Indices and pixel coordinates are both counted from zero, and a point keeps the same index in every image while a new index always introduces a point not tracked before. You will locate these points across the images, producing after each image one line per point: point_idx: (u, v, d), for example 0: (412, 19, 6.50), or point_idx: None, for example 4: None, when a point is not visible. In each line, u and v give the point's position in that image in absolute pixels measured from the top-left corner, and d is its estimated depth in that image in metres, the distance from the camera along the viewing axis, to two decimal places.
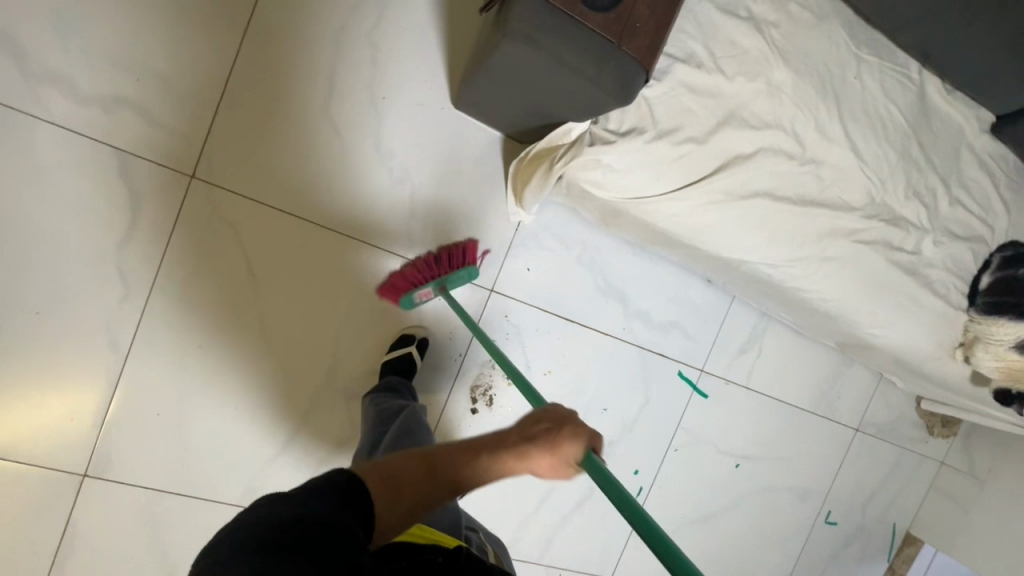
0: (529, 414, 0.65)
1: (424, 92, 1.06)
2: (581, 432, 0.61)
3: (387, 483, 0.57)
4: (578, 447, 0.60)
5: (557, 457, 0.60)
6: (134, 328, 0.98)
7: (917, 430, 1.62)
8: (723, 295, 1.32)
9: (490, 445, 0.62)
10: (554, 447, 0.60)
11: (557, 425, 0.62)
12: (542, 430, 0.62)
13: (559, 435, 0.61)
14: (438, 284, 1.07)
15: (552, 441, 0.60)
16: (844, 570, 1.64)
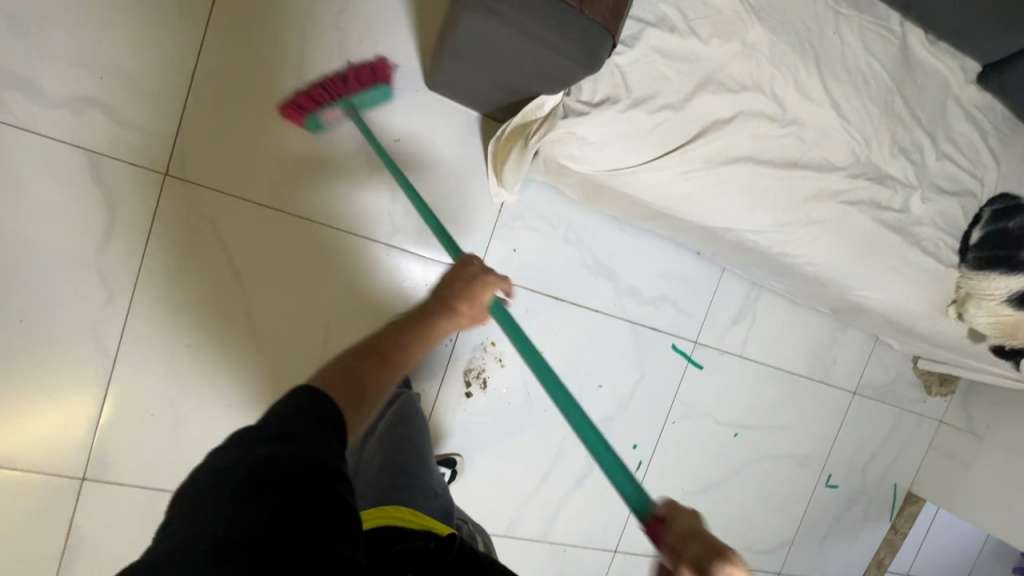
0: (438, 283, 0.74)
1: (396, 74, 1.04)
2: (488, 278, 0.75)
3: (348, 375, 0.58)
4: (487, 293, 0.74)
5: (474, 301, 0.73)
6: (119, 331, 0.97)
7: (915, 390, 1.62)
8: (714, 266, 1.32)
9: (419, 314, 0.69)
10: (470, 298, 0.73)
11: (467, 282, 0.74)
12: (458, 287, 0.73)
13: (472, 286, 0.73)
14: (348, 106, 0.99)
15: (468, 293, 0.73)
16: (848, 532, 1.66)
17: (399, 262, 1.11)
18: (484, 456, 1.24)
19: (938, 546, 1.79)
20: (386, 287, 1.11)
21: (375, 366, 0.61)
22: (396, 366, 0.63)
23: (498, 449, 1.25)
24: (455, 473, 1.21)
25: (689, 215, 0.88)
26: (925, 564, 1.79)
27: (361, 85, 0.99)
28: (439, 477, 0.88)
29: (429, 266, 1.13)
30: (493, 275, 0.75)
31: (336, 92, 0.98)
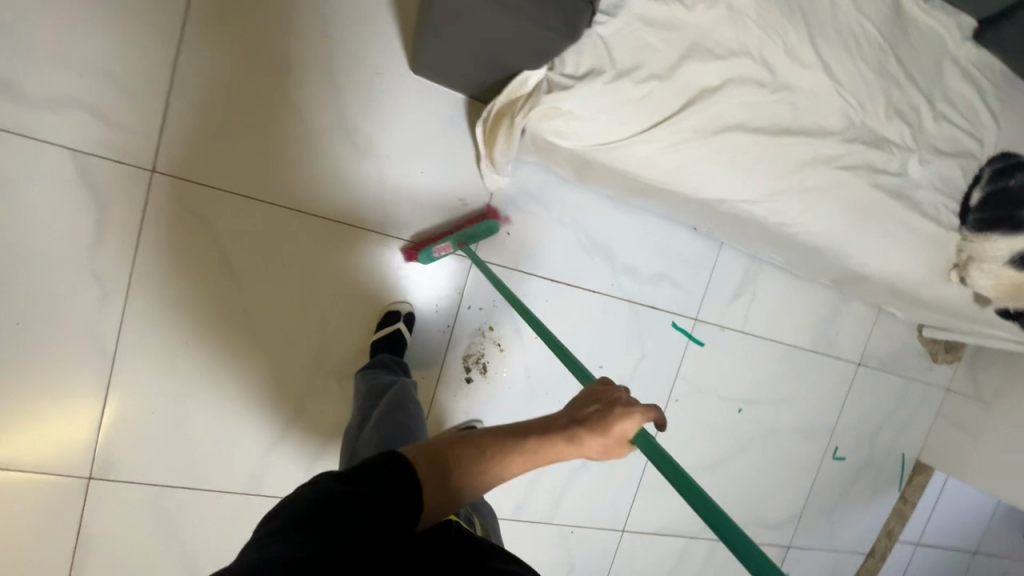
0: (578, 399, 0.71)
1: (380, 59, 1.02)
2: (633, 409, 0.67)
3: (438, 463, 0.61)
4: (630, 425, 0.66)
5: (611, 433, 0.66)
6: (116, 331, 0.97)
7: (921, 359, 1.61)
8: (711, 242, 1.30)
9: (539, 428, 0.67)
10: (606, 426, 0.66)
11: (607, 407, 0.68)
12: (595, 410, 0.68)
13: (612, 414, 0.67)
14: (457, 239, 1.07)
15: (606, 421, 0.67)
16: (856, 503, 1.66)
17: (394, 253, 1.10)
18: None
19: (948, 515, 1.79)
20: (381, 275, 1.10)
21: (469, 462, 0.63)
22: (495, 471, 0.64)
23: None
24: None
25: (680, 187, 0.87)
26: (935, 533, 1.79)
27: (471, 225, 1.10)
28: None
29: (426, 250, 1.12)
30: (640, 405, 0.68)
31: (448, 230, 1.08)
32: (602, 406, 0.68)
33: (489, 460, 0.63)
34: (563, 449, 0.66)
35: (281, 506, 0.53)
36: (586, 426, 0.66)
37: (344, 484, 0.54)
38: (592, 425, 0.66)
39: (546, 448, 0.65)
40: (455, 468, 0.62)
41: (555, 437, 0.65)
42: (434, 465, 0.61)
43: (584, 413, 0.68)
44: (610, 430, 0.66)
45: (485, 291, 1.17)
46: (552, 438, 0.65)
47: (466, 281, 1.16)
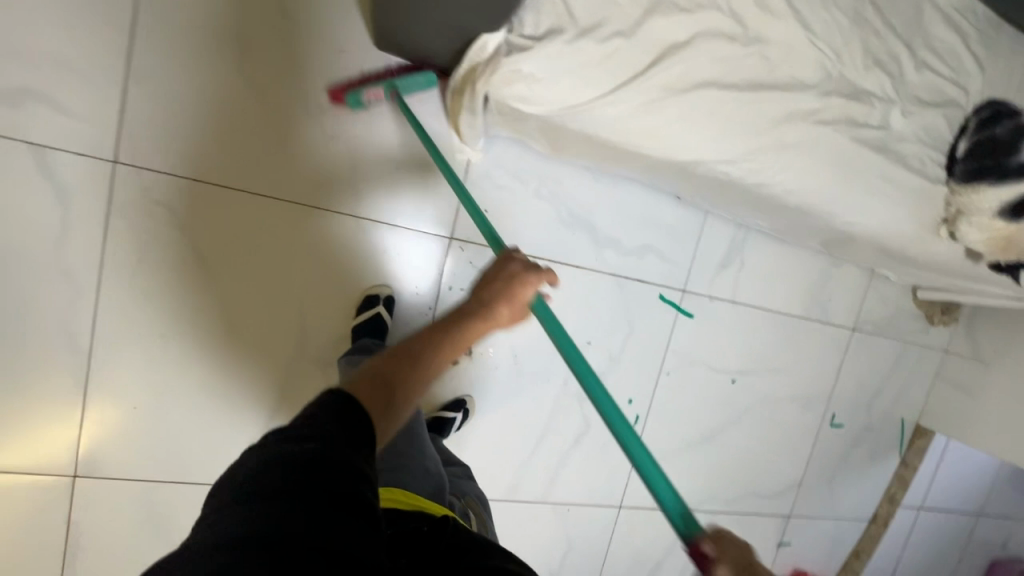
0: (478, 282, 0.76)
1: (342, 35, 0.99)
2: (530, 277, 0.75)
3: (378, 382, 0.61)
4: (527, 292, 0.75)
5: (512, 302, 0.74)
6: (90, 326, 0.96)
7: (917, 322, 1.58)
8: (696, 210, 1.27)
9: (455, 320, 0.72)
10: (509, 297, 0.74)
11: (507, 282, 0.75)
12: (498, 286, 0.74)
13: (514, 286, 0.75)
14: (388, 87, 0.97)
15: (508, 293, 0.74)
16: (857, 470, 1.65)
17: (370, 234, 1.08)
18: (478, 420, 1.22)
19: (950, 478, 1.77)
20: (358, 259, 1.08)
21: (408, 368, 0.64)
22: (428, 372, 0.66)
23: (491, 412, 1.23)
24: (466, 415, 1.18)
25: (653, 150, 0.85)
26: (938, 496, 1.78)
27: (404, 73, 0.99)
28: (437, 460, 0.92)
29: (405, 236, 1.10)
30: (533, 271, 0.76)
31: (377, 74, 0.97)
32: (504, 280, 0.75)
33: (424, 358, 0.66)
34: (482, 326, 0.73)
35: (236, 475, 0.51)
36: (491, 304, 0.73)
37: (297, 444, 0.51)
38: (499, 299, 0.74)
39: (467, 331, 0.71)
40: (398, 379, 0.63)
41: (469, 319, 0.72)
42: (378, 386, 0.61)
43: (491, 289, 0.75)
44: (514, 299, 0.74)
45: (464, 271, 1.15)
46: (469, 321, 0.72)
47: (445, 262, 1.14)
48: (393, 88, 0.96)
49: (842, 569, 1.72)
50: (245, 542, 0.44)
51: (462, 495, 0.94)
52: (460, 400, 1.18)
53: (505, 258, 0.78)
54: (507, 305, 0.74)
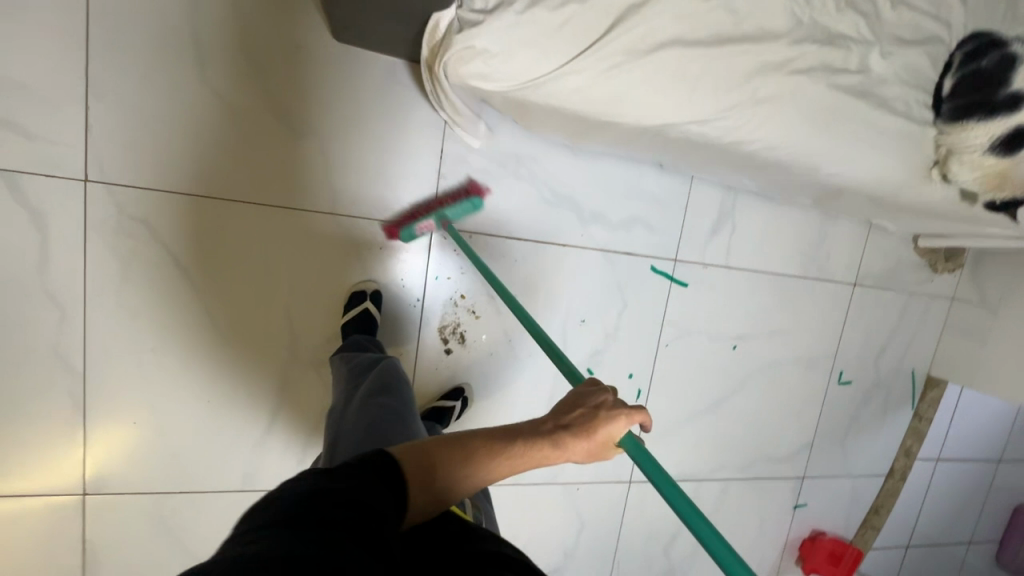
0: (565, 402, 0.71)
1: (300, 28, 0.96)
2: (619, 414, 0.66)
3: (426, 466, 0.63)
4: (614, 428, 0.65)
5: (595, 438, 0.65)
6: (82, 347, 0.97)
7: (920, 271, 1.55)
8: (681, 177, 1.25)
9: (529, 433, 0.67)
10: (592, 430, 0.65)
11: (592, 411, 0.67)
12: (580, 415, 0.67)
13: (597, 417, 0.66)
14: (439, 217, 1.07)
15: (591, 425, 0.66)
16: (869, 426, 1.63)
17: (350, 232, 1.07)
18: (478, 407, 1.22)
19: (966, 427, 1.75)
20: (341, 257, 1.07)
21: (456, 460, 0.65)
22: (476, 473, 0.65)
23: (491, 399, 1.23)
24: (465, 404, 1.18)
25: (623, 117, 0.82)
26: (955, 446, 1.75)
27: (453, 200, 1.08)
28: None
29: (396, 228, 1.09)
30: (626, 410, 0.66)
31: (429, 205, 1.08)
32: (588, 410, 0.68)
33: (477, 459, 0.65)
34: (549, 452, 0.66)
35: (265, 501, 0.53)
36: (569, 431, 0.66)
37: (327, 479, 0.55)
38: (576, 427, 0.66)
39: (533, 450, 0.66)
40: (444, 467, 0.64)
41: (540, 440, 0.66)
42: (421, 463, 0.63)
43: (571, 416, 0.68)
44: (595, 433, 0.65)
45: (451, 259, 1.14)
46: (539, 441, 0.66)
47: (431, 252, 1.12)
48: (443, 217, 1.07)
49: (862, 526, 1.71)
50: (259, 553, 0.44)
51: None
52: (458, 389, 1.18)
53: (597, 388, 0.71)
54: (583, 439, 0.65)
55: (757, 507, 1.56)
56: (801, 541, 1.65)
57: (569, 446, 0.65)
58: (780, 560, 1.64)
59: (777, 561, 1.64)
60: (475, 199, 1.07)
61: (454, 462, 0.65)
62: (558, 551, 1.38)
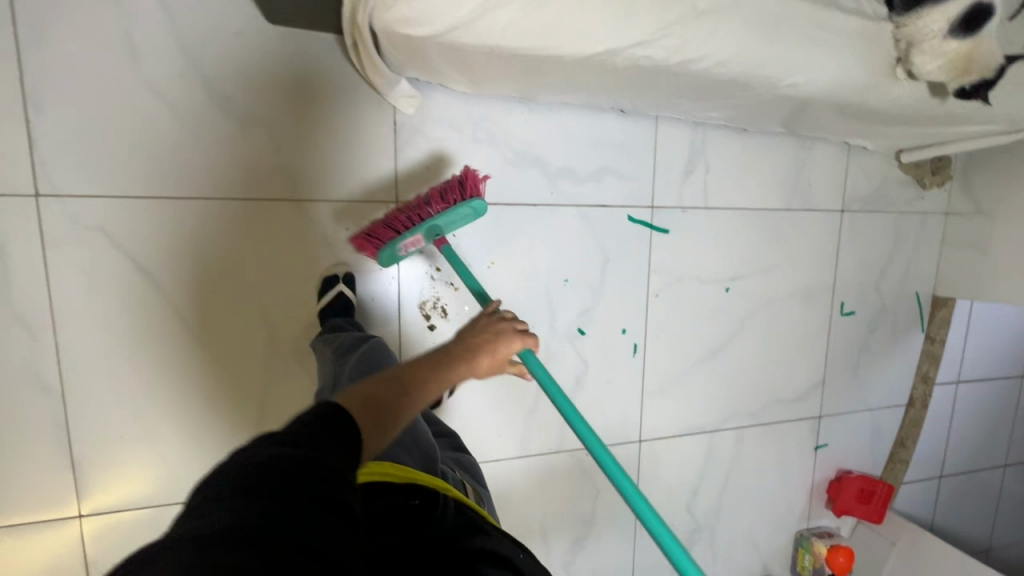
0: (468, 333, 0.84)
1: (230, 16, 0.94)
2: (515, 337, 0.85)
3: (368, 403, 0.64)
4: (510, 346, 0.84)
5: (496, 354, 0.82)
6: (58, 366, 0.96)
7: (908, 189, 1.51)
8: (645, 120, 1.22)
9: (448, 359, 0.78)
10: (494, 349, 0.82)
11: (493, 337, 0.84)
12: (486, 339, 0.83)
13: (498, 341, 0.84)
14: (432, 228, 1.03)
15: (493, 345, 0.83)
16: (881, 355, 1.58)
17: (315, 217, 1.05)
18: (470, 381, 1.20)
19: (982, 345, 1.69)
20: (308, 244, 1.05)
21: (397, 392, 0.68)
22: (414, 399, 0.70)
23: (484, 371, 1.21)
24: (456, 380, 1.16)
25: (563, 49, 0.80)
26: (973, 366, 1.70)
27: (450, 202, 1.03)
28: (426, 434, 0.90)
29: (361, 206, 1.07)
30: (522, 335, 0.85)
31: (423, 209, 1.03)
32: (491, 332, 0.84)
33: (413, 386, 0.71)
34: (466, 370, 0.79)
35: (217, 474, 0.49)
36: (479, 351, 0.81)
37: (284, 445, 0.51)
38: (484, 345, 0.82)
39: (454, 370, 0.78)
40: (388, 398, 0.67)
41: (459, 361, 0.79)
42: (366, 402, 0.65)
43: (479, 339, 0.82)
44: (499, 348, 0.83)
45: None
46: (459, 362, 0.78)
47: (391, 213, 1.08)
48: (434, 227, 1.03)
49: (890, 461, 1.67)
50: (218, 539, 0.41)
51: (451, 464, 0.93)
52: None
53: (491, 308, 0.90)
54: (489, 352, 0.82)
55: (777, 452, 1.52)
56: (829, 483, 1.60)
57: (480, 363, 0.80)
58: (810, 505, 1.59)
59: (806, 506, 1.59)
60: (471, 204, 1.02)
61: (395, 391, 0.68)
62: (577, 523, 1.35)
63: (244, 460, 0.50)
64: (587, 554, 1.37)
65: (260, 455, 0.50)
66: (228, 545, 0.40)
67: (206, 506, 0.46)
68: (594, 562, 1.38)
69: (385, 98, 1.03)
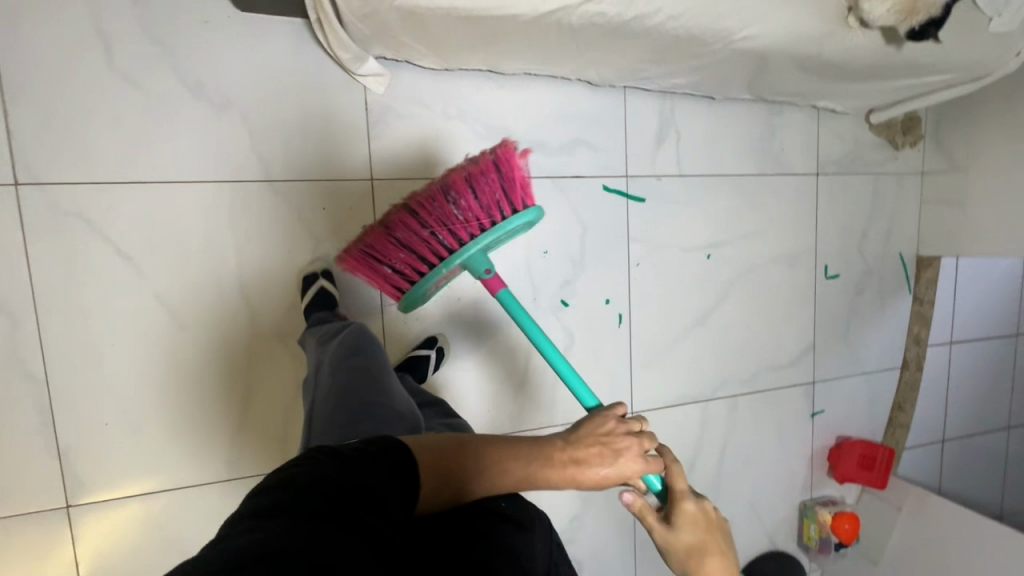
0: (586, 429, 0.75)
1: (200, 5, 0.98)
2: (632, 450, 0.73)
3: (439, 463, 0.64)
4: (627, 462, 0.72)
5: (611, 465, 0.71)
6: (41, 354, 0.97)
7: (882, 150, 1.53)
8: (613, 91, 1.24)
9: (546, 453, 0.70)
10: (602, 455, 0.71)
11: (610, 446, 0.73)
12: (604, 446, 0.72)
13: (612, 449, 0.72)
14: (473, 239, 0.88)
15: (609, 453, 0.72)
16: (870, 318, 1.58)
17: (291, 198, 1.06)
18: (456, 358, 1.20)
19: (973, 304, 1.68)
20: (286, 225, 1.07)
21: (477, 468, 0.66)
22: (489, 477, 0.67)
23: (470, 348, 1.21)
24: (440, 356, 1.16)
25: (518, 8, 0.82)
26: (965, 326, 1.69)
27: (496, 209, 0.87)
28: (412, 404, 0.88)
29: (336, 185, 1.09)
30: (644, 454, 0.73)
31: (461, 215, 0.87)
32: (613, 446, 0.73)
33: (499, 463, 0.68)
34: (566, 471, 0.70)
35: (276, 482, 0.50)
36: (589, 459, 0.71)
37: (345, 470, 0.53)
38: (600, 458, 0.71)
39: (548, 468, 0.70)
40: (459, 470, 0.64)
41: (558, 458, 0.70)
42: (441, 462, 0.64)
43: (597, 444, 0.72)
44: (616, 469, 0.71)
45: None
46: (558, 462, 0.70)
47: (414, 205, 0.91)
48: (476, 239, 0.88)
49: (889, 427, 1.66)
50: (268, 550, 0.40)
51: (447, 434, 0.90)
52: (432, 338, 1.17)
53: (620, 411, 0.78)
54: (601, 465, 0.71)
55: (772, 420, 1.51)
56: (829, 450, 1.59)
57: (581, 467, 0.70)
58: (811, 474, 1.58)
59: (807, 475, 1.57)
60: (523, 216, 0.87)
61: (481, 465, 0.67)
62: (574, 498, 1.33)
63: (301, 476, 0.51)
64: (587, 531, 1.36)
65: (305, 471, 0.52)
66: (265, 561, 0.38)
67: (262, 509, 0.46)
68: (593, 540, 1.37)
69: (354, 78, 1.06)
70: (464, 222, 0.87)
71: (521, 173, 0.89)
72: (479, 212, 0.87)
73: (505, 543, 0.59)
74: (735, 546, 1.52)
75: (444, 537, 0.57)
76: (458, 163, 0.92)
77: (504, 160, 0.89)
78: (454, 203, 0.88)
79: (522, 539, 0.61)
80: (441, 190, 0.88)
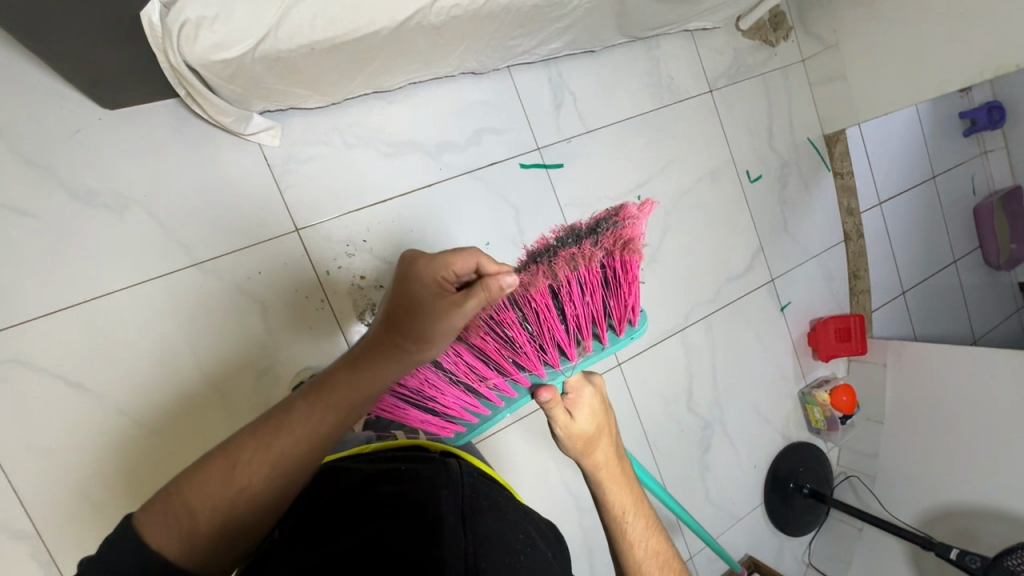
0: (409, 291, 0.64)
1: (67, 117, 0.96)
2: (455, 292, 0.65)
3: (263, 448, 0.60)
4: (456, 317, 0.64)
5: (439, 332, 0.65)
6: (21, 509, 0.93)
7: (760, 51, 1.62)
8: (498, 74, 1.28)
9: (368, 354, 0.66)
10: (419, 334, 0.65)
11: (439, 312, 0.64)
12: (427, 310, 0.64)
13: (438, 312, 0.64)
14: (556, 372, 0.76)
15: (431, 324, 0.64)
16: (802, 205, 1.67)
17: (221, 271, 1.05)
18: None
19: (886, 162, 1.80)
20: (226, 298, 1.05)
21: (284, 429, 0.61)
22: (311, 420, 0.62)
23: None
24: None
25: (380, 23, 0.82)
26: (887, 183, 1.81)
27: (581, 336, 0.75)
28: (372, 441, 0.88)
29: (264, 244, 1.08)
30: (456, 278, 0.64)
31: (537, 343, 0.74)
32: (436, 306, 0.64)
33: (315, 399, 0.63)
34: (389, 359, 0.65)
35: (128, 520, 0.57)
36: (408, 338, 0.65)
37: (188, 499, 0.57)
38: (420, 339, 0.65)
39: (369, 371, 0.65)
40: (283, 438, 0.60)
41: (383, 355, 0.65)
42: (237, 471, 0.58)
43: (404, 315, 0.65)
44: (442, 334, 0.65)
45: (332, 248, 1.13)
46: (378, 363, 0.65)
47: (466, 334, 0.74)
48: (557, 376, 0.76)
49: (853, 296, 1.76)
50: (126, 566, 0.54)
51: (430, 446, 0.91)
52: None
53: (449, 259, 0.63)
54: (413, 337, 0.65)
55: (748, 326, 1.58)
56: (807, 336, 1.68)
57: (402, 355, 0.66)
58: (799, 362, 1.67)
59: (794, 364, 1.66)
60: (616, 343, 0.78)
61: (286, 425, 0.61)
62: None
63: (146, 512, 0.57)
64: None
65: (154, 510, 0.57)
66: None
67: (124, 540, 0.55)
68: None
69: (246, 139, 1.06)
70: (539, 347, 0.75)
71: (636, 276, 0.74)
72: (570, 327, 0.74)
73: (397, 500, 0.55)
74: (755, 451, 1.59)
75: (324, 526, 0.55)
76: (541, 279, 0.70)
77: (615, 263, 0.73)
78: (533, 327, 0.73)
79: (407, 491, 0.57)
80: (515, 310, 0.73)
